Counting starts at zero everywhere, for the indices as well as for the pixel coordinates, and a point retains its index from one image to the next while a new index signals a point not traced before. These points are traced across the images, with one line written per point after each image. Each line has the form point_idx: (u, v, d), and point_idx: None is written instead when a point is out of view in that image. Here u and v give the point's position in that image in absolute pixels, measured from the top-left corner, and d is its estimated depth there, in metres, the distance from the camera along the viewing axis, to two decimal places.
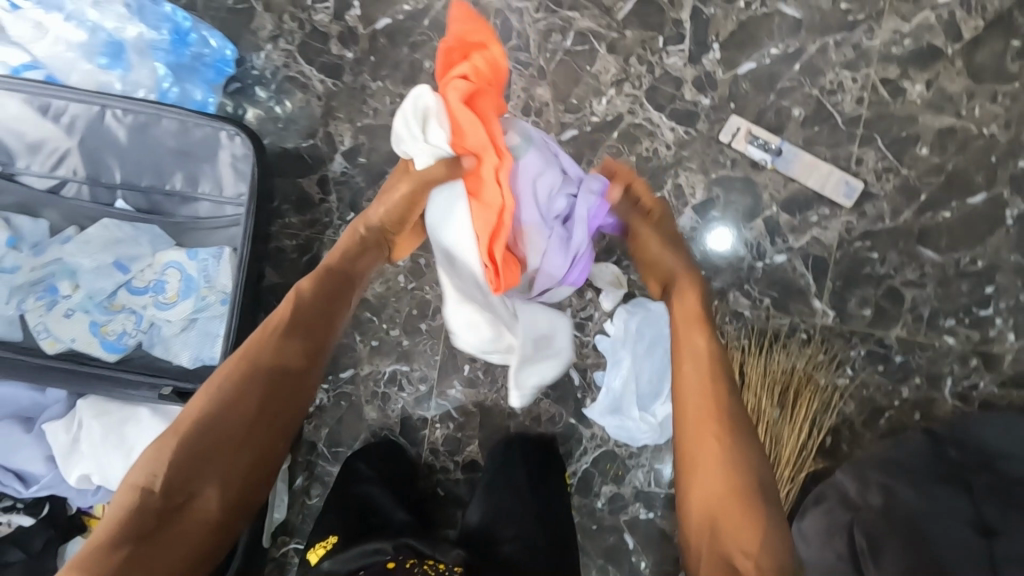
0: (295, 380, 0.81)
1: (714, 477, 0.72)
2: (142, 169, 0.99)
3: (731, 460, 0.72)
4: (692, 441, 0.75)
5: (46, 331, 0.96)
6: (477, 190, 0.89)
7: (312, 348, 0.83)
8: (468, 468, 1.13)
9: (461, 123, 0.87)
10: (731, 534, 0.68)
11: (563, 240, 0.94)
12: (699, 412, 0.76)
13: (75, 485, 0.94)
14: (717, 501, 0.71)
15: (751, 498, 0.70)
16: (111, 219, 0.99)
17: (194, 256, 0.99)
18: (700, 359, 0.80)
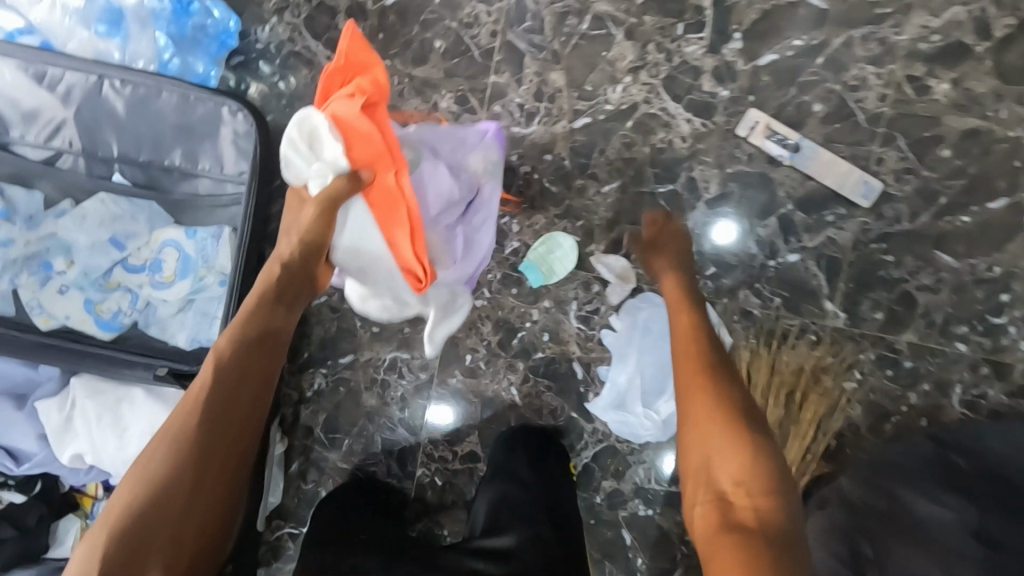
0: (246, 385, 0.74)
1: (709, 426, 0.69)
2: (140, 143, 0.95)
3: (716, 396, 0.72)
4: (684, 402, 0.74)
5: (39, 308, 0.94)
6: (383, 201, 0.85)
7: (255, 372, 0.75)
8: (466, 459, 1.12)
9: (352, 136, 0.83)
10: (728, 477, 0.65)
11: (469, 240, 0.96)
12: (687, 376, 0.76)
13: (67, 464, 0.93)
14: (716, 449, 0.67)
15: (750, 436, 0.67)
16: (107, 193, 0.96)
17: (193, 235, 0.96)
18: (689, 332, 0.82)
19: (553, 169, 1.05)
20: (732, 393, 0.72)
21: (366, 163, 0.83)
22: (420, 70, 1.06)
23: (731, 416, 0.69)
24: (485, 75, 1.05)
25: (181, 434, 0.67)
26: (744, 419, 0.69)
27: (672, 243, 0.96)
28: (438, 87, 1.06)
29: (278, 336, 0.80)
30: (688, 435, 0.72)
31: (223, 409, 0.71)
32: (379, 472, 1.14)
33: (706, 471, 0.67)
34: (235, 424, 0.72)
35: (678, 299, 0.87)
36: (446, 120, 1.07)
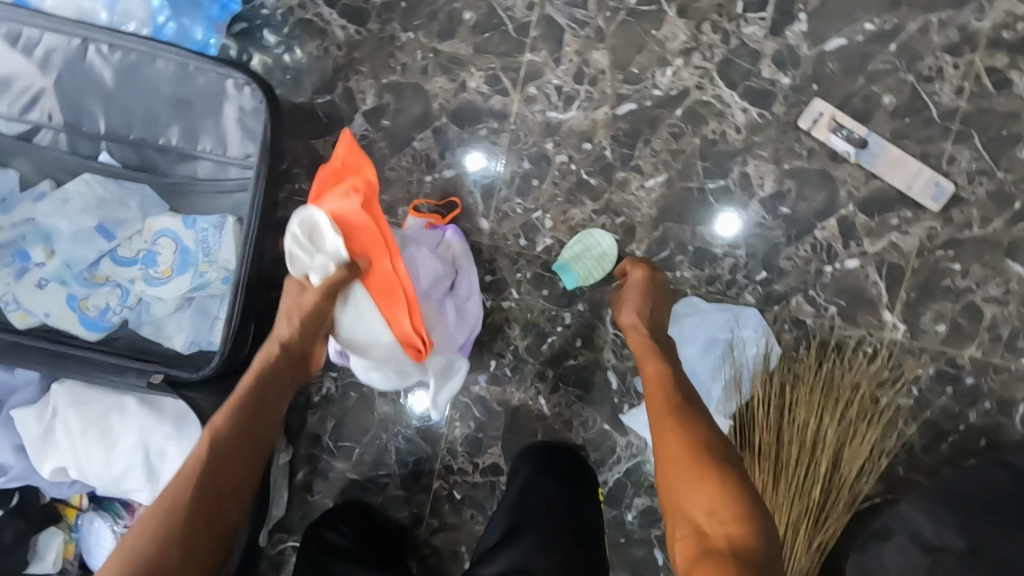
0: (240, 454, 0.71)
1: (676, 459, 0.72)
2: (131, 118, 0.83)
3: (689, 433, 0.74)
4: (656, 440, 0.76)
5: (15, 303, 0.83)
6: (382, 286, 0.86)
7: (246, 445, 0.72)
8: (488, 472, 1.04)
9: (348, 226, 0.85)
10: (702, 509, 0.67)
11: (461, 307, 0.93)
12: (658, 415, 0.78)
13: (48, 477, 0.83)
14: (688, 482, 0.69)
15: (717, 465, 0.70)
16: (93, 174, 0.85)
17: (192, 224, 0.84)
18: (656, 374, 0.82)
19: (592, 160, 0.95)
20: (697, 428, 0.74)
21: (364, 251, 0.85)
22: (448, 45, 0.96)
23: (698, 451, 0.72)
24: (520, 53, 0.95)
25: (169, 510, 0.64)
26: (711, 451, 0.72)
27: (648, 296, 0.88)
28: (466, 64, 0.96)
29: (273, 401, 0.78)
30: (662, 473, 0.73)
31: (216, 480, 0.68)
32: (392, 484, 1.06)
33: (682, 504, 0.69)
34: (224, 494, 0.68)
35: (643, 347, 0.85)
36: (475, 102, 0.96)
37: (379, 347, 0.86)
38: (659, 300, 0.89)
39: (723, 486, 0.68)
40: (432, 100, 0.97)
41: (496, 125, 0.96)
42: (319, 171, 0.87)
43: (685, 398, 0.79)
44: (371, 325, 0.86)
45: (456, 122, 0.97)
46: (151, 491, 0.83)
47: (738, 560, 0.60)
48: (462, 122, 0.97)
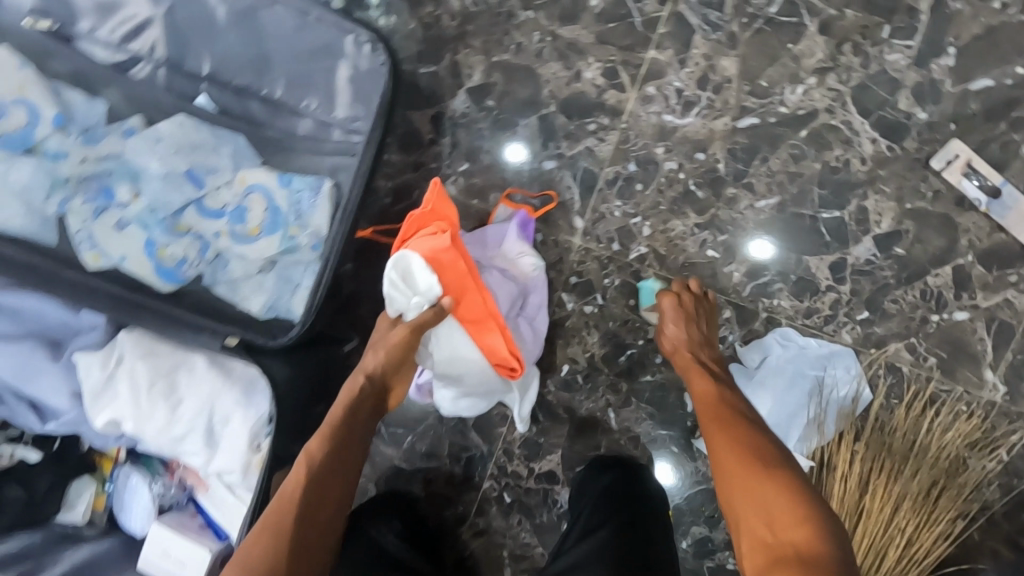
0: (334, 495, 0.67)
1: (732, 473, 0.63)
2: (237, 64, 0.79)
3: (739, 439, 0.66)
4: (710, 454, 0.68)
5: (90, 242, 0.78)
6: (473, 317, 0.84)
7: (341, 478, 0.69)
8: (543, 479, 1.00)
9: (439, 262, 0.82)
10: (758, 515, 0.58)
11: (538, 328, 0.92)
12: (708, 429, 0.70)
13: (99, 429, 0.79)
14: (745, 489, 0.61)
15: (773, 470, 0.61)
16: (187, 116, 0.80)
17: (287, 183, 0.80)
18: (709, 394, 0.75)
19: (702, 171, 0.91)
20: (745, 434, 0.67)
21: (454, 289, 0.83)
22: (568, 30, 0.90)
23: (752, 454, 0.64)
24: (643, 49, 0.90)
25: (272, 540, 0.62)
26: (768, 454, 0.64)
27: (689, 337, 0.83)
28: (585, 53, 0.90)
29: (360, 434, 0.73)
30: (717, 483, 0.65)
31: (310, 517, 0.64)
32: (440, 478, 1.02)
33: (740, 513, 0.60)
34: (317, 532, 0.65)
35: (693, 365, 0.79)
36: (587, 94, 0.91)
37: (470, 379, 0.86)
38: (697, 325, 0.84)
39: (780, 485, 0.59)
40: (542, 86, 0.92)
41: (605, 121, 0.91)
42: (406, 212, 0.84)
43: (736, 408, 0.72)
44: (462, 356, 0.85)
45: (564, 112, 0.92)
46: (208, 457, 0.79)
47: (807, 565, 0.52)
48: (570, 113, 0.92)
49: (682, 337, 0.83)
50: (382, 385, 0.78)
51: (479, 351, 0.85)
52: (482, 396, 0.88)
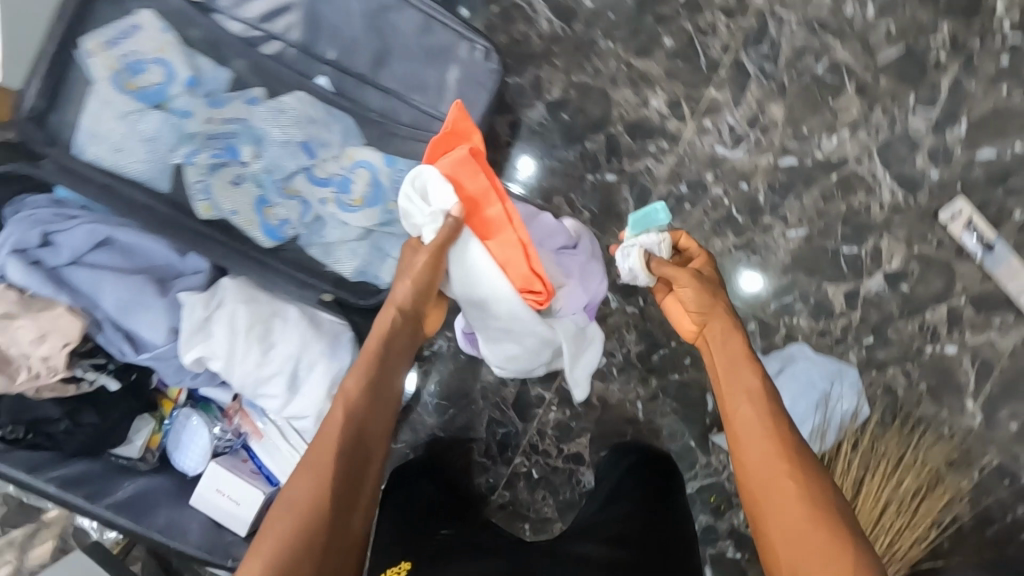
0: (372, 438, 0.77)
1: (793, 519, 0.65)
2: (360, 52, 0.88)
3: (807, 483, 0.67)
4: (762, 481, 0.69)
5: (205, 193, 0.87)
6: (495, 234, 0.83)
7: (378, 407, 0.78)
8: (570, 459, 1.09)
9: (458, 177, 0.81)
10: None
11: (579, 270, 0.96)
12: (765, 456, 0.70)
13: (187, 365, 0.86)
14: (802, 539, 0.64)
15: (840, 530, 0.64)
16: (307, 94, 0.89)
17: (391, 163, 0.89)
18: (764, 410, 0.73)
19: (744, 199, 1.03)
20: (805, 474, 0.68)
21: (473, 203, 0.82)
22: (642, 62, 1.03)
23: (818, 506, 0.65)
24: (705, 87, 1.02)
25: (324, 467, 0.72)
26: (836, 507, 0.66)
27: (708, 289, 0.82)
28: (654, 84, 1.03)
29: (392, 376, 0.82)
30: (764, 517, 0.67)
31: (354, 446, 0.74)
32: (476, 450, 1.10)
33: (790, 560, 0.64)
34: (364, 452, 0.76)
35: (739, 355, 0.78)
36: (652, 120, 1.03)
37: (496, 304, 0.86)
38: (719, 290, 0.83)
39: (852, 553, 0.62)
40: (613, 107, 1.04)
41: (665, 145, 1.04)
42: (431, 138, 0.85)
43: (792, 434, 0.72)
44: (491, 282, 0.84)
45: (630, 133, 1.04)
46: (286, 400, 0.88)
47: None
48: (635, 135, 1.04)
49: (712, 301, 0.82)
50: (413, 324, 0.85)
51: (502, 271, 0.84)
52: (510, 325, 0.88)
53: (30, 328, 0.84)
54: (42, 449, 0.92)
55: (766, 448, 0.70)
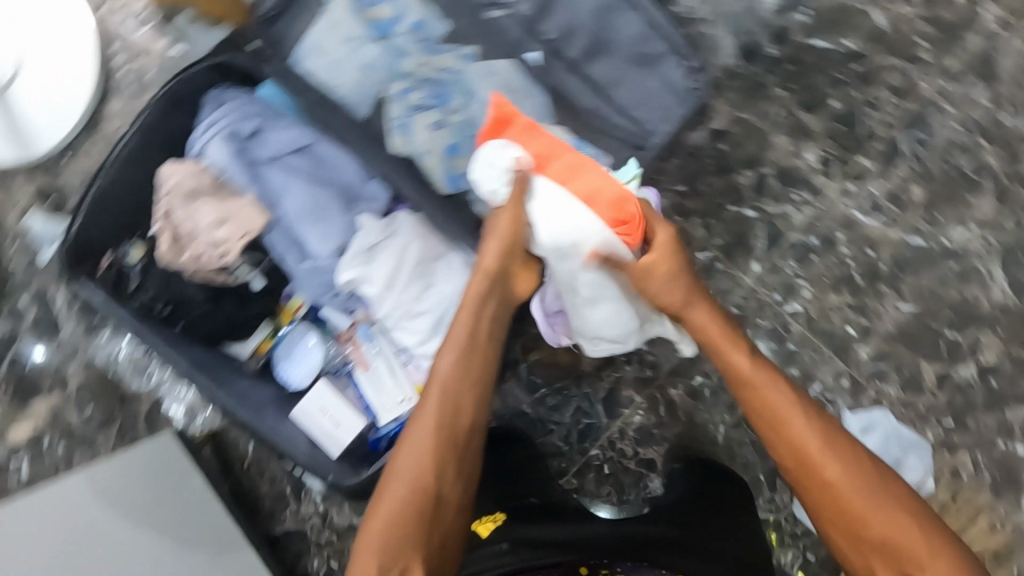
0: (466, 405, 0.85)
1: (842, 497, 0.80)
2: (577, 40, 0.94)
3: (848, 460, 0.81)
4: (816, 470, 0.81)
5: (402, 129, 0.91)
6: (575, 172, 0.81)
7: (471, 377, 0.85)
8: (643, 464, 1.14)
9: (522, 142, 0.82)
10: (875, 535, 0.79)
11: None
12: (808, 475, 0.82)
13: (340, 284, 0.91)
14: (855, 510, 0.80)
15: (881, 497, 0.80)
16: (517, 64, 0.94)
17: (579, 146, 0.92)
18: (777, 413, 0.83)
19: (866, 264, 1.10)
20: (841, 472, 0.80)
21: (541, 154, 0.81)
22: (805, 116, 1.10)
23: (862, 480, 0.80)
24: (858, 153, 1.09)
25: (426, 446, 0.82)
26: (872, 474, 0.81)
27: (667, 275, 0.82)
28: (812, 139, 1.10)
29: (480, 349, 0.86)
30: (830, 529, 0.82)
31: (448, 418, 0.83)
32: (557, 433, 1.15)
33: (848, 526, 0.80)
34: (460, 419, 0.84)
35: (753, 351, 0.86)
36: (802, 170, 1.10)
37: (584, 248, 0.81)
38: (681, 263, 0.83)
39: (902, 533, 0.78)
40: (769, 150, 1.10)
41: (807, 196, 1.10)
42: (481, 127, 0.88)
43: (817, 414, 0.84)
44: (576, 218, 0.80)
45: (778, 177, 1.10)
46: (424, 338, 0.92)
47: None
48: (782, 180, 1.10)
49: (677, 297, 0.83)
50: (504, 287, 0.87)
51: (588, 206, 0.79)
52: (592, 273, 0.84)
53: (209, 211, 0.89)
54: (171, 324, 0.97)
55: (810, 440, 0.82)
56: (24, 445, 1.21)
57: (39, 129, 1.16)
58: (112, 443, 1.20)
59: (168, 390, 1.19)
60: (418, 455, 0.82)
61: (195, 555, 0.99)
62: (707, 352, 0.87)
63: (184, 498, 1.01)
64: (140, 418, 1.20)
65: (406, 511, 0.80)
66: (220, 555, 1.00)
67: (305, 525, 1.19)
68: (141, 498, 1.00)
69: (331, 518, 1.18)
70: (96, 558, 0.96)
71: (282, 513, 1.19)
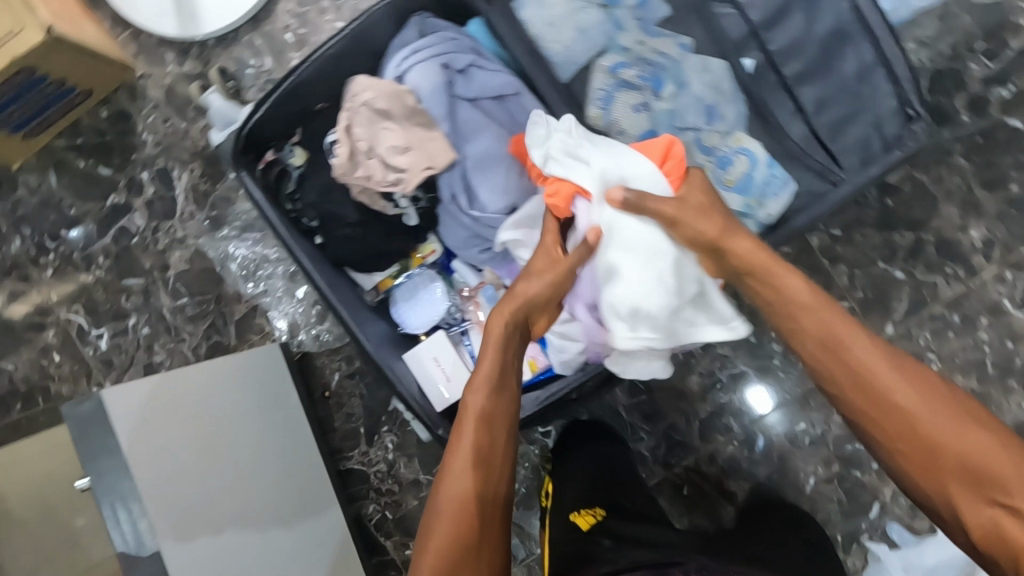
0: (504, 439, 0.70)
1: (943, 458, 0.58)
2: (800, 59, 0.90)
3: (940, 405, 0.59)
4: (907, 433, 0.60)
5: (602, 101, 0.89)
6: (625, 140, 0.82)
7: (509, 407, 0.71)
8: (724, 495, 1.12)
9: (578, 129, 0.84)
10: (993, 501, 0.56)
11: None
12: (879, 408, 0.61)
13: (501, 241, 0.87)
14: (959, 473, 0.58)
15: (1001, 451, 0.57)
16: (725, 66, 0.91)
17: (771, 165, 0.91)
18: (826, 330, 0.65)
19: (1002, 354, 1.07)
20: (898, 380, 0.61)
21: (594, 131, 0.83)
22: (981, 192, 1.07)
23: (968, 432, 0.58)
24: None
25: (462, 492, 0.67)
26: (981, 428, 0.58)
27: (697, 211, 0.73)
28: (981, 216, 1.07)
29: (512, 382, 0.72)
30: (898, 458, 0.61)
31: (489, 455, 0.68)
32: (646, 442, 1.13)
33: (951, 494, 0.58)
34: (501, 454, 0.69)
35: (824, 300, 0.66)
36: (962, 244, 1.08)
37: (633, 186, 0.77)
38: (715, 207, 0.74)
39: (985, 446, 0.57)
40: (935, 216, 1.08)
41: (961, 272, 1.08)
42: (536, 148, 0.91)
43: (907, 361, 0.63)
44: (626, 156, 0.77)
45: (936, 246, 1.08)
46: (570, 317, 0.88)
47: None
48: (940, 249, 1.08)
49: (711, 228, 0.71)
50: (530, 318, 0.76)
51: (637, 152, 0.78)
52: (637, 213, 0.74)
53: (396, 135, 0.87)
54: (313, 239, 0.95)
55: (894, 388, 0.61)
56: (111, 318, 1.19)
57: (210, 9, 1.14)
58: (199, 338, 1.18)
59: (274, 304, 1.17)
60: (459, 507, 0.66)
61: (275, 511, 0.92)
62: (753, 287, 0.70)
63: (276, 441, 0.98)
64: (232, 320, 1.17)
65: (458, 573, 0.65)
66: (291, 517, 0.94)
67: (370, 469, 1.17)
68: (245, 427, 0.94)
69: (398, 469, 1.16)
70: (190, 479, 0.83)
71: (349, 452, 1.16)
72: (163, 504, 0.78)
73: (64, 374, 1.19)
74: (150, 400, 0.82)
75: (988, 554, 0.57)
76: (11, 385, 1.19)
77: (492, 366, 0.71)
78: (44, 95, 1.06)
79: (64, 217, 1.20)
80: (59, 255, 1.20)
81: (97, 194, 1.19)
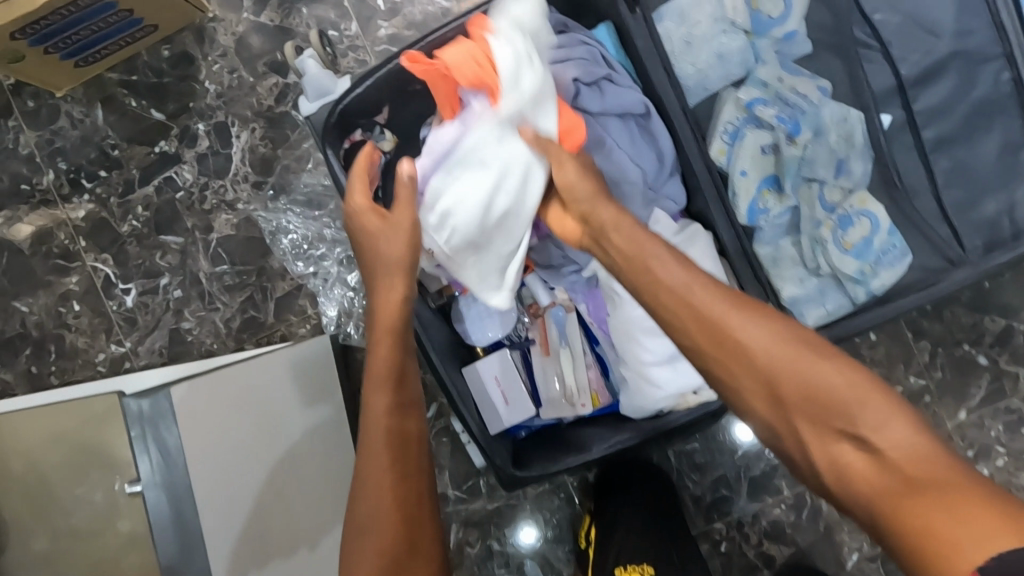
0: (409, 424, 0.64)
1: (801, 405, 0.55)
2: (942, 123, 0.83)
3: (782, 349, 0.57)
4: (760, 389, 0.57)
5: (726, 136, 0.85)
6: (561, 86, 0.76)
7: (407, 388, 0.67)
8: (763, 558, 1.07)
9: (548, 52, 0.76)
10: (847, 440, 0.53)
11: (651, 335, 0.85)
12: (733, 368, 0.58)
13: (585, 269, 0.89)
14: (818, 419, 0.54)
15: (842, 382, 0.54)
16: (860, 118, 0.84)
17: (892, 233, 0.84)
18: (684, 284, 0.62)
19: None
20: (756, 334, 0.57)
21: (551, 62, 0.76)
22: None
23: (809, 370, 0.55)
24: None
25: (375, 486, 0.60)
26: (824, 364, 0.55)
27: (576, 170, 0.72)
28: None
29: (411, 366, 0.69)
30: (748, 402, 0.58)
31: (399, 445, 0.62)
32: (691, 491, 1.08)
33: (813, 442, 0.55)
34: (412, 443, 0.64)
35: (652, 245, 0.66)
36: None
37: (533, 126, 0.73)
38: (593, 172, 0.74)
39: (827, 379, 0.54)
40: None
41: None
42: None
43: (751, 308, 0.60)
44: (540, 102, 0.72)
45: None
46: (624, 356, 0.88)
47: (875, 457, 0.51)
48: None
49: (582, 184, 0.71)
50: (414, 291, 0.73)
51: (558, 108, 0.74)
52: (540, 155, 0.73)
53: None
54: None
55: (739, 347, 0.58)
56: (141, 274, 1.10)
57: None
58: (233, 309, 1.10)
59: (323, 288, 1.09)
60: (374, 501, 0.60)
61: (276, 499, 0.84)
62: (610, 242, 0.69)
63: (319, 456, 0.92)
64: (272, 297, 1.09)
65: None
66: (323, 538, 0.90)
67: None
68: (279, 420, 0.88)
69: None
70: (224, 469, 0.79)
71: None
72: (210, 509, 0.77)
73: (81, 326, 1.11)
74: (211, 398, 0.79)
75: (842, 499, 0.53)
76: (22, 329, 1.10)
77: (386, 351, 0.67)
78: (107, 23, 0.96)
79: (105, 156, 1.10)
80: (93, 198, 1.11)
81: (145, 139, 1.10)
